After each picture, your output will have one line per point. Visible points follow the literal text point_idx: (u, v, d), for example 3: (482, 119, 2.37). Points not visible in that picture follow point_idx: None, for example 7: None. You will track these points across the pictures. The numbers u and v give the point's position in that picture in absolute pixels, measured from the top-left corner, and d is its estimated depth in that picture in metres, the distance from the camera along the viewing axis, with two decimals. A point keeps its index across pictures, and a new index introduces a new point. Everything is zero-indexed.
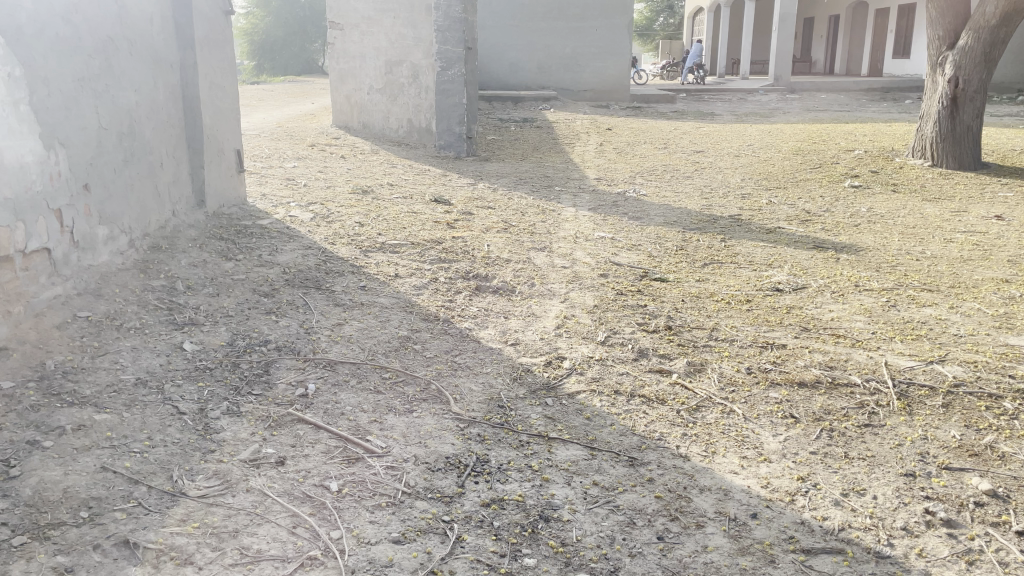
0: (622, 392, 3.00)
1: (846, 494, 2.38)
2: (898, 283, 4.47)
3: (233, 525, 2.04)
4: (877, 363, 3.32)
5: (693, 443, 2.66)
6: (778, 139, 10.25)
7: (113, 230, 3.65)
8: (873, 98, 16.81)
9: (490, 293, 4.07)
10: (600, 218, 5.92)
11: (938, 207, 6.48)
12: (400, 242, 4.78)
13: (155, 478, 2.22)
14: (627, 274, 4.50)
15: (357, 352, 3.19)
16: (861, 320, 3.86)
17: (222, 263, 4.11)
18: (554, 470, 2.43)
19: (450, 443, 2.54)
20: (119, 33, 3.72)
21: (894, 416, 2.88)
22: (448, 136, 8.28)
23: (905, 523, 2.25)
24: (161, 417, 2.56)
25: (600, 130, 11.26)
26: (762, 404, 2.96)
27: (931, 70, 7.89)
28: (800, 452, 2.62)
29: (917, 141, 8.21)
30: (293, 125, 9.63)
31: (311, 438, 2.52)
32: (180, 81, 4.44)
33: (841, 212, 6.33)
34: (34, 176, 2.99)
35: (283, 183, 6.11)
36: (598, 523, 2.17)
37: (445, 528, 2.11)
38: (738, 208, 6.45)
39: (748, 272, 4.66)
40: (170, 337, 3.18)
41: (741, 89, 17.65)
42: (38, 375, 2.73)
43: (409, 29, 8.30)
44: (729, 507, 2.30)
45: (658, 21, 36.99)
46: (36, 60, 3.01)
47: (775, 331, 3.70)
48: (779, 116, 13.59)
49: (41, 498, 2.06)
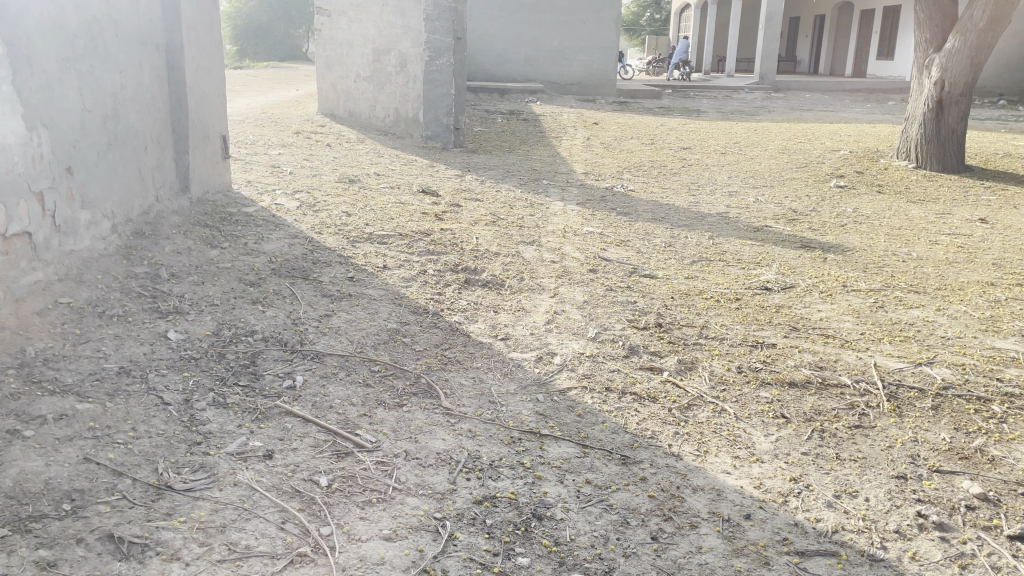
0: (614, 390, 2.98)
1: (839, 496, 2.38)
2: (885, 284, 4.48)
3: (220, 520, 1.99)
4: (866, 364, 3.32)
5: (686, 442, 2.64)
6: (764, 138, 10.26)
7: (96, 215, 3.58)
8: (857, 99, 16.92)
9: (479, 286, 4.03)
10: (588, 212, 5.89)
11: (923, 209, 6.52)
12: (388, 233, 4.73)
13: (139, 470, 2.16)
14: (616, 270, 4.48)
15: (346, 344, 3.14)
16: (850, 320, 3.87)
17: (206, 250, 4.03)
18: (546, 468, 2.40)
19: (440, 439, 2.50)
20: (105, 13, 3.64)
21: (884, 418, 2.89)
22: (436, 127, 8.22)
23: (897, 526, 2.25)
24: (146, 408, 2.50)
25: (586, 124, 11.23)
26: (752, 403, 2.95)
27: (919, 73, 7.93)
28: (792, 452, 2.61)
29: (902, 143, 8.24)
30: (278, 112, 9.53)
31: (300, 432, 2.47)
32: (166, 64, 4.35)
33: (827, 212, 6.35)
34: (16, 157, 2.92)
35: (269, 170, 6.03)
36: (592, 523, 2.15)
37: (437, 525, 2.08)
38: (725, 205, 6.46)
39: (737, 270, 4.66)
40: (154, 325, 3.12)
41: (727, 86, 17.69)
42: (18, 362, 2.66)
43: (397, 17, 8.20)
44: (722, 508, 2.28)
45: (644, 17, 37.13)
46: (18, 39, 2.93)
47: (764, 330, 3.70)
48: (764, 114, 13.63)
49: (21, 489, 2.00)
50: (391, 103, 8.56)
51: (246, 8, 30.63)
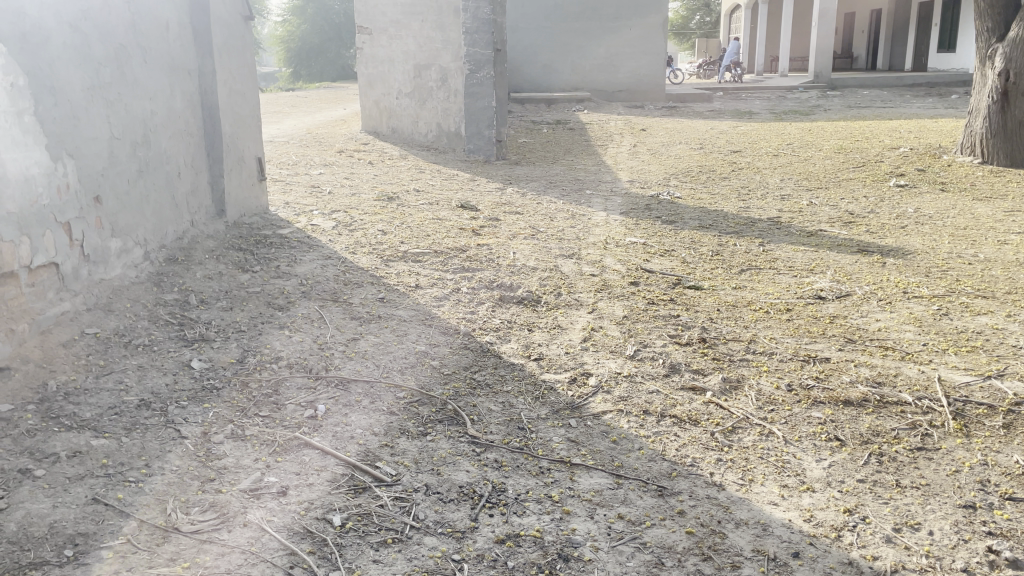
0: (652, 413, 2.80)
1: (899, 529, 2.16)
2: (949, 289, 4.20)
3: (225, 565, 1.89)
4: (929, 379, 3.08)
5: (729, 470, 2.46)
6: (819, 138, 9.90)
7: (127, 242, 3.56)
8: (918, 94, 16.32)
9: (515, 303, 3.89)
10: (632, 222, 5.71)
11: (991, 207, 6.15)
12: (423, 251, 4.63)
13: (147, 512, 2.07)
14: (659, 282, 4.29)
15: (372, 369, 3.03)
16: (911, 330, 3.61)
17: (238, 274, 3.99)
18: (577, 501, 2.24)
19: (464, 471, 2.37)
20: (132, 40, 3.62)
21: (950, 439, 2.65)
22: (478, 140, 8.18)
23: (965, 564, 2.03)
24: (162, 442, 2.43)
25: (634, 130, 11.03)
26: (803, 425, 2.74)
27: (982, 64, 7.56)
28: (846, 480, 2.40)
29: (966, 138, 7.87)
30: (322, 131, 9.56)
31: (318, 465, 2.37)
32: (199, 89, 4.35)
33: (887, 213, 6.04)
34: (41, 189, 2.89)
35: (307, 191, 6.00)
36: (623, 564, 1.99)
37: (454, 569, 1.94)
38: (777, 209, 6.21)
39: (788, 278, 4.43)
40: (179, 354, 3.06)
41: (782, 86, 17.23)
42: (39, 397, 2.62)
43: (438, 31, 8.14)
44: (768, 545, 2.09)
45: (694, 20, 36.90)
46: (42, 69, 2.91)
47: (817, 343, 3.47)
48: (819, 113, 13.20)
49: (24, 534, 1.93)
50: (433, 118, 8.51)
51: (298, 30, 31.13)
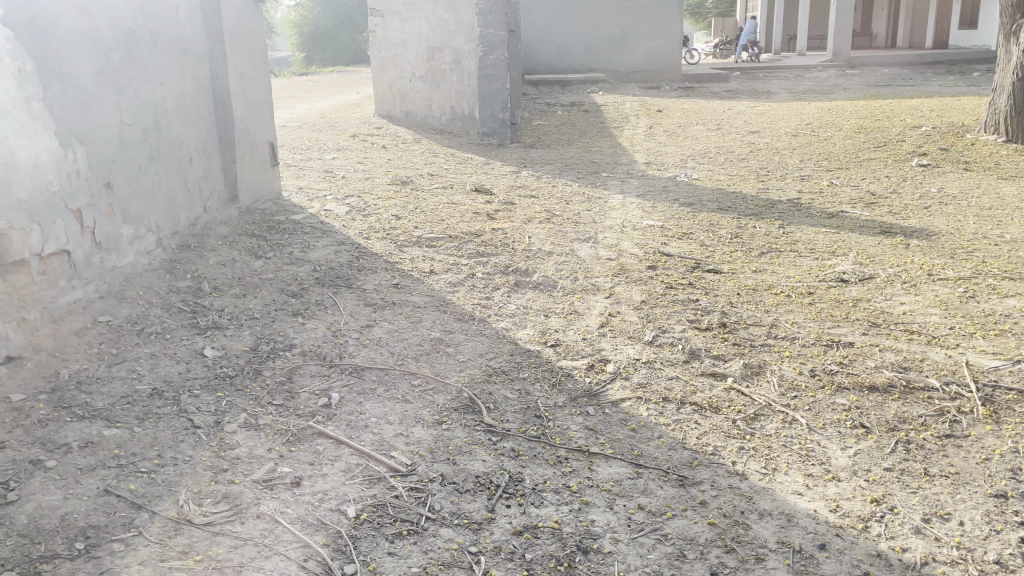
0: (672, 400, 2.74)
1: (928, 520, 2.09)
2: (976, 271, 4.10)
3: (238, 558, 1.85)
4: (957, 364, 2.99)
5: (752, 459, 2.40)
6: (839, 117, 9.75)
7: (139, 229, 3.53)
8: (940, 72, 16.04)
9: (530, 289, 3.83)
10: (649, 205, 5.63)
11: (1017, 186, 6.02)
12: (437, 236, 4.57)
13: (159, 503, 2.04)
14: (677, 266, 4.22)
15: (386, 357, 2.99)
16: (937, 314, 3.52)
17: (251, 261, 3.95)
18: (595, 492, 2.19)
19: (480, 461, 2.33)
20: (141, 24, 3.56)
21: (979, 425, 2.57)
22: (493, 123, 8.14)
23: (998, 556, 1.96)
24: (174, 432, 2.40)
25: (649, 111, 10.89)
26: (827, 412, 2.68)
27: (1006, 40, 7.41)
28: (872, 469, 2.33)
29: (990, 116, 7.71)
30: (336, 115, 9.49)
31: (332, 455, 2.33)
32: (209, 73, 4.30)
33: (910, 193, 5.92)
34: (51, 176, 2.86)
35: (321, 176, 5.95)
36: (643, 557, 1.94)
37: (471, 561, 1.90)
38: (797, 190, 6.10)
39: (809, 261, 4.35)
40: (191, 342, 3.03)
41: (800, 65, 16.99)
42: (50, 386, 2.59)
43: (450, 13, 8.04)
44: (794, 536, 2.03)
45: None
46: (51, 54, 2.86)
47: (840, 327, 3.39)
48: (839, 92, 13.01)
49: (35, 527, 1.90)
50: (447, 101, 8.42)
51: (311, 15, 31.08)
